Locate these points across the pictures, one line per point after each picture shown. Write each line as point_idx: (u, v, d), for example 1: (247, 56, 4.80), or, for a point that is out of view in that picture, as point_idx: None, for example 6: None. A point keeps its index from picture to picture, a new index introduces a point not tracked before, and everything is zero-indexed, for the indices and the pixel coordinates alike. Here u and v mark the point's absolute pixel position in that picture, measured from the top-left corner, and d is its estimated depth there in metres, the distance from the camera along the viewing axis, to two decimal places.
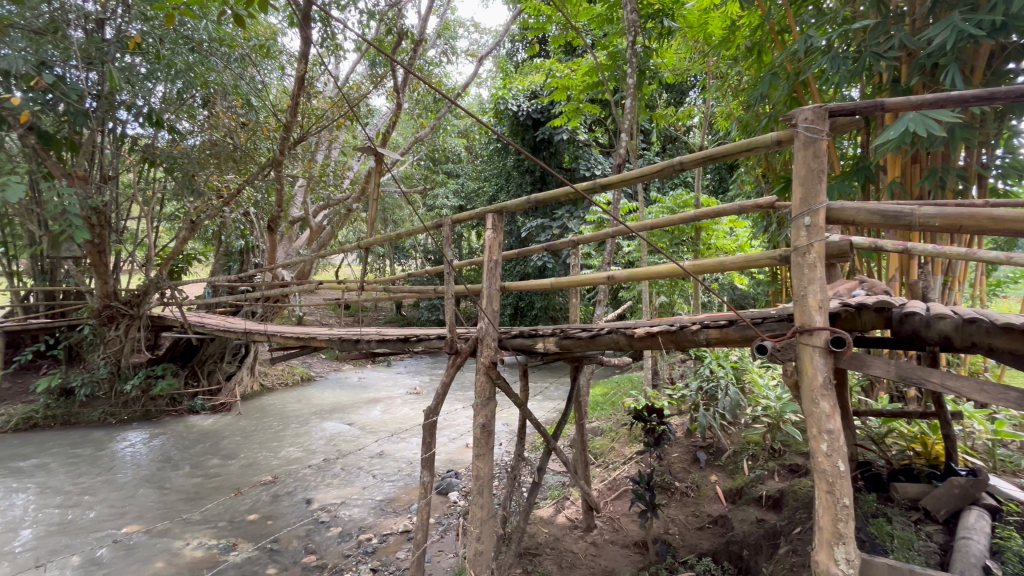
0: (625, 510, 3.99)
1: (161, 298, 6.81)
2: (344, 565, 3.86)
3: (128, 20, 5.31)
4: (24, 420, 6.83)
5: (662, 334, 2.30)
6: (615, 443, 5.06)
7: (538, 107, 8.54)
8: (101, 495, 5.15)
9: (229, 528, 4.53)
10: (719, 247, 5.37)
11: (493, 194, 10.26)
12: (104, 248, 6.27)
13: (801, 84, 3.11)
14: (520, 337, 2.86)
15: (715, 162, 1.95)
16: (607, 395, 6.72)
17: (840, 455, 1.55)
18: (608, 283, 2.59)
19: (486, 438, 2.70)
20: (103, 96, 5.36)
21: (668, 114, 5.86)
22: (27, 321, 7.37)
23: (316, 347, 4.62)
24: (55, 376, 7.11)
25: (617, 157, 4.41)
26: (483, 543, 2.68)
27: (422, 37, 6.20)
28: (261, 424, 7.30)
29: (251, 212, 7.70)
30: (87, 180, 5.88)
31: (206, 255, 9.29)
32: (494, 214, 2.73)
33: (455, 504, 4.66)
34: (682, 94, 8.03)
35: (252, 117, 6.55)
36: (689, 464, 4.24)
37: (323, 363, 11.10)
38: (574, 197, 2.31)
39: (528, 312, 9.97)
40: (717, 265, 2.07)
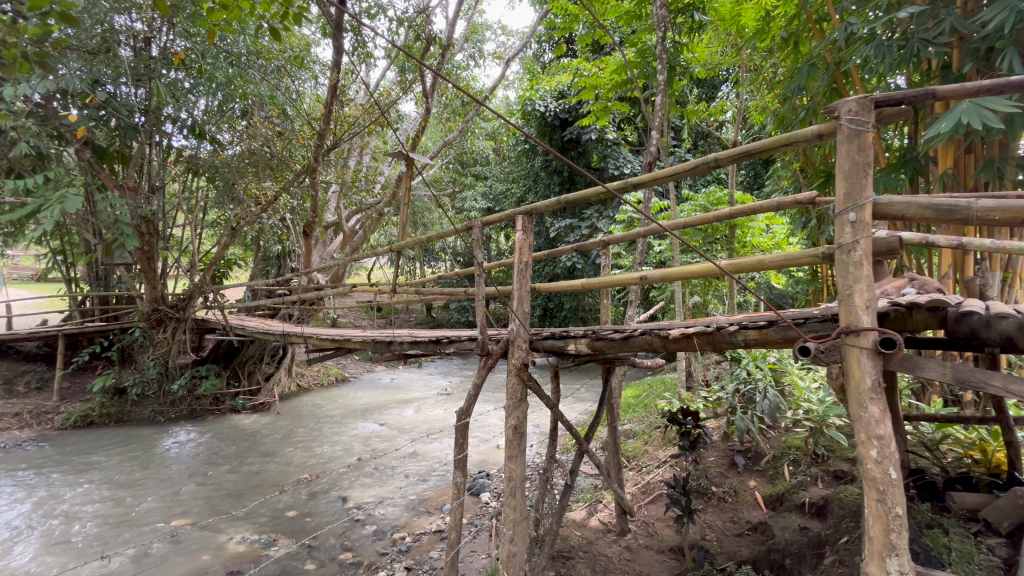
0: (660, 515, 3.91)
1: (204, 301, 7.11)
2: (380, 563, 3.93)
3: (172, 37, 5.57)
4: (82, 418, 7.25)
5: (698, 335, 2.24)
6: (648, 446, 4.98)
7: (566, 107, 8.49)
8: (151, 490, 5.42)
9: (270, 524, 4.69)
10: (755, 245, 5.22)
11: (521, 195, 10.29)
12: (152, 255, 6.61)
13: (842, 74, 2.98)
14: (551, 339, 2.84)
15: (752, 158, 1.89)
16: (639, 397, 6.63)
17: (891, 462, 1.47)
18: (640, 283, 2.53)
19: (518, 440, 2.69)
20: (150, 111, 5.66)
21: (700, 110, 5.73)
22: (84, 324, 7.83)
23: (349, 349, 4.72)
24: (110, 376, 7.54)
25: (648, 155, 4.33)
26: (516, 546, 2.68)
27: (449, 41, 6.28)
28: (299, 424, 7.53)
29: (287, 218, 7.97)
30: (137, 191, 6.19)
31: (246, 260, 9.66)
32: (524, 215, 2.72)
33: (488, 505, 4.69)
34: (713, 88, 7.85)
35: (288, 125, 6.77)
36: (726, 468, 4.12)
37: (357, 364, 11.38)
38: (605, 198, 2.28)
39: (558, 313, 9.95)
40: (754, 265, 2.00)
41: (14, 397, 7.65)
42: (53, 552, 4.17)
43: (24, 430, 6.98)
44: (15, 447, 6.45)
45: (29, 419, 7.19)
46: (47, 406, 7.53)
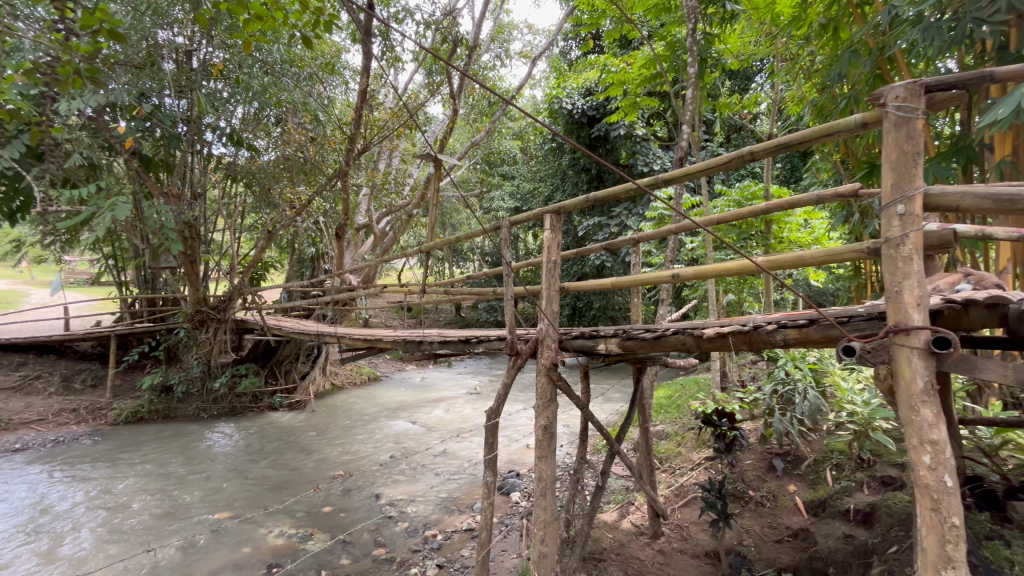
0: (694, 518, 3.82)
1: (243, 302, 7.37)
2: (412, 560, 3.99)
3: (212, 49, 5.80)
4: (132, 414, 7.64)
5: (733, 334, 2.16)
6: (682, 448, 4.87)
7: (593, 104, 8.40)
8: (196, 484, 5.65)
9: (307, 519, 4.82)
10: (792, 240, 5.04)
11: (549, 194, 10.26)
12: (195, 258, 6.90)
13: (886, 60, 2.83)
14: (581, 339, 2.81)
15: (790, 149, 1.82)
16: (671, 398, 6.51)
17: (946, 469, 1.39)
18: (672, 281, 2.47)
19: (548, 441, 2.66)
20: (192, 120, 5.92)
21: (732, 103, 5.58)
22: (133, 325, 8.24)
23: (381, 349, 4.80)
24: (157, 374, 7.92)
25: (679, 150, 4.23)
26: (547, 546, 2.66)
27: (476, 42, 6.30)
28: (333, 422, 7.73)
29: (320, 221, 8.20)
30: (181, 198, 6.51)
31: (281, 262, 9.98)
32: (552, 214, 2.70)
33: (518, 504, 4.69)
34: (747, 80, 7.62)
35: (320, 131, 6.95)
36: (764, 472, 3.99)
37: (388, 363, 11.60)
38: (635, 194, 2.23)
39: (587, 312, 9.88)
40: (794, 261, 1.92)
41: (72, 394, 8.14)
42: (108, 541, 4.40)
43: (81, 424, 7.41)
44: (73, 441, 6.85)
45: (85, 414, 7.64)
46: (102, 402, 7.98)
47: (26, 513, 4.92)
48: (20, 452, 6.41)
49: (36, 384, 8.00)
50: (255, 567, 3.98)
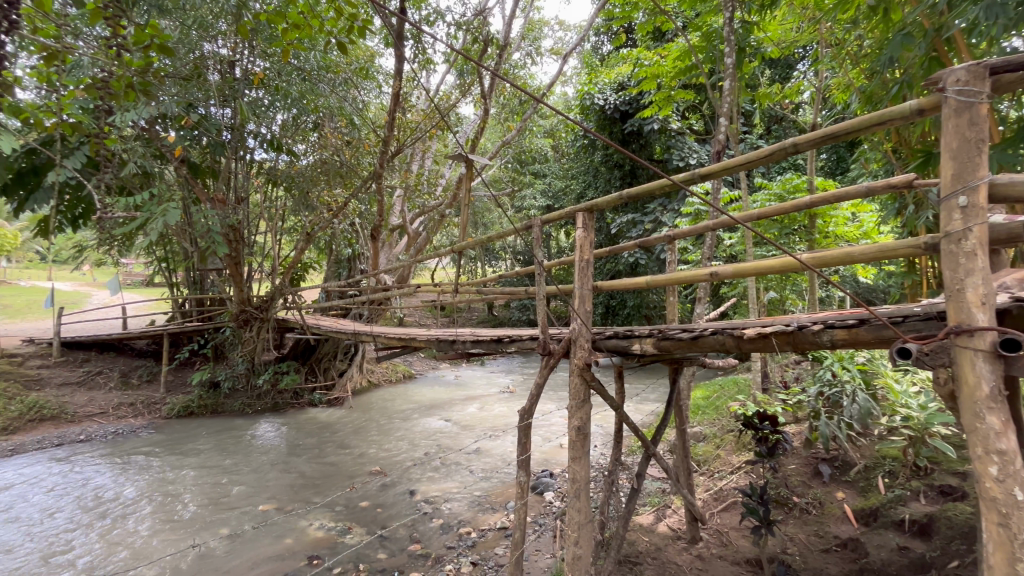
0: (734, 524, 3.70)
1: (284, 302, 7.63)
2: (447, 556, 4.04)
3: (253, 59, 6.01)
4: (184, 409, 8.06)
5: (776, 335, 2.07)
6: (720, 451, 4.74)
7: (626, 98, 8.26)
8: (242, 476, 5.91)
9: (345, 513, 4.96)
10: (839, 235, 4.81)
11: (581, 192, 10.15)
12: (239, 260, 7.21)
13: (943, 41, 2.64)
14: (615, 339, 2.76)
15: (837, 140, 1.72)
16: (708, 399, 6.35)
17: (1016, 481, 1.28)
18: (710, 280, 2.39)
19: (582, 442, 2.63)
20: (236, 128, 6.19)
21: (773, 92, 5.35)
22: (184, 324, 8.69)
23: (415, 347, 4.86)
24: (206, 371, 8.31)
25: (716, 143, 4.09)
26: (581, 548, 2.63)
27: (506, 41, 6.29)
28: (370, 419, 7.92)
29: (356, 223, 8.41)
30: (225, 203, 6.81)
31: (320, 263, 10.30)
32: (585, 212, 2.66)
33: (551, 504, 4.69)
34: (788, 68, 7.31)
35: (356, 134, 7.11)
36: (809, 477, 3.82)
37: (423, 361, 11.81)
38: (670, 191, 2.17)
39: (620, 311, 9.75)
40: (841, 258, 1.82)
41: (130, 388, 8.66)
42: (163, 529, 4.66)
43: (138, 417, 7.88)
44: (131, 433, 7.29)
45: (142, 408, 8.11)
46: (156, 397, 8.45)
47: (89, 500, 5.26)
48: (84, 443, 6.87)
49: (98, 378, 8.56)
50: (297, 558, 4.13)
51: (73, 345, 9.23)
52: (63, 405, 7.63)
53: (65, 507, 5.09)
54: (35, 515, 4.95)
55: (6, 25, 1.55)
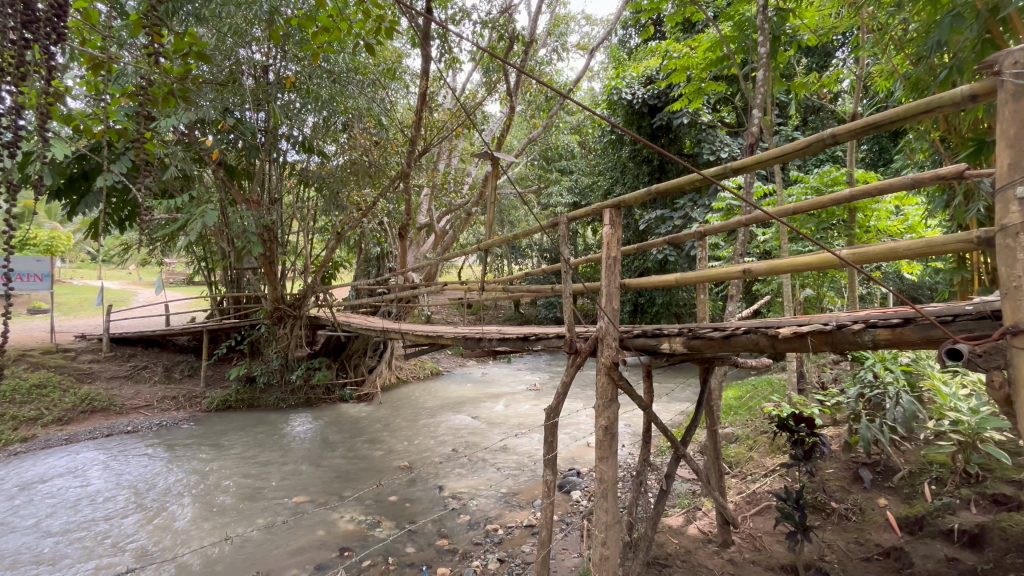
0: (768, 528, 3.58)
1: (316, 300, 7.81)
2: (474, 552, 4.07)
3: (286, 63, 6.14)
4: (222, 403, 8.38)
5: (813, 334, 1.99)
6: (753, 453, 4.61)
7: (655, 92, 8.10)
8: (276, 468, 6.10)
9: (375, 506, 5.06)
10: (881, 229, 4.60)
11: (608, 188, 10.01)
12: (272, 259, 7.44)
13: (998, 22, 2.46)
14: (644, 337, 2.70)
15: (881, 129, 1.63)
16: (740, 399, 6.19)
17: None
18: (743, 277, 2.31)
19: (609, 442, 2.60)
20: (269, 131, 6.37)
21: (809, 81, 5.16)
22: (222, 321, 9.03)
23: (443, 345, 4.90)
24: (243, 366, 8.60)
25: (750, 136, 3.97)
26: (609, 549, 2.60)
27: (532, 37, 6.26)
28: (398, 415, 8.05)
29: (384, 221, 8.56)
30: (260, 204, 7.03)
31: (350, 261, 10.52)
32: (612, 209, 2.61)
33: (578, 503, 4.66)
34: (826, 56, 7.02)
35: (384, 135, 7.22)
36: (849, 482, 3.67)
37: (450, 359, 11.94)
38: (700, 185, 2.11)
39: (648, 309, 9.60)
40: (885, 254, 1.73)
41: (173, 382, 9.06)
42: (203, 517, 4.86)
43: (180, 410, 8.23)
44: (174, 426, 7.62)
45: (184, 401, 8.47)
46: (197, 391, 8.81)
47: (135, 489, 5.52)
48: (131, 434, 7.22)
49: (144, 372, 9.00)
50: (329, 550, 4.23)
51: (121, 341, 9.72)
52: (112, 397, 8.03)
53: (112, 495, 5.35)
54: (85, 501, 5.23)
55: (55, 40, 1.50)
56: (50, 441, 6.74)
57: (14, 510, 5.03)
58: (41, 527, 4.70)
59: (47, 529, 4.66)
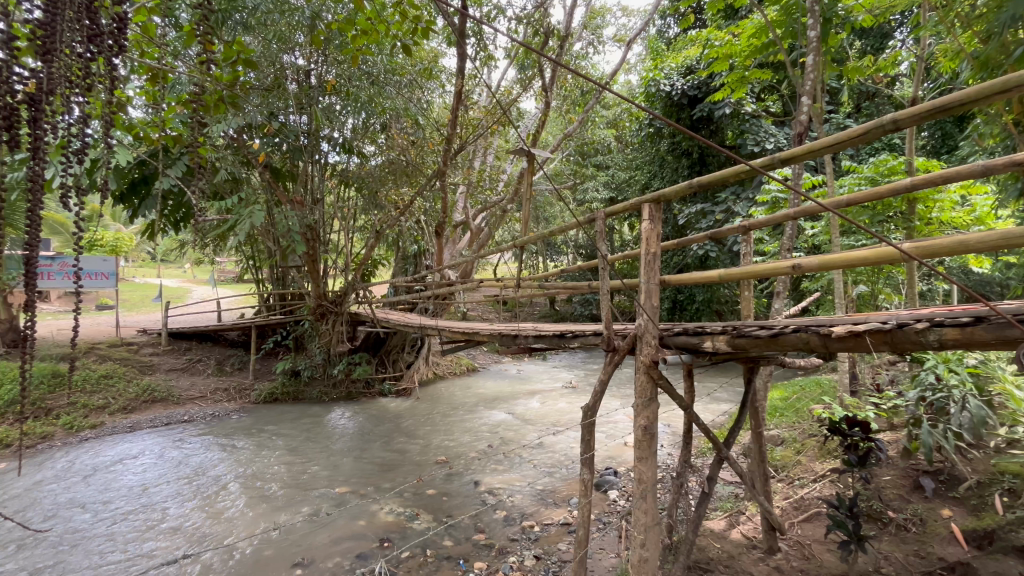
0: (818, 536, 3.42)
1: (357, 297, 8.02)
2: (511, 549, 4.09)
3: (327, 67, 6.30)
4: (270, 395, 8.75)
5: (871, 334, 1.87)
6: (801, 457, 4.41)
7: (695, 83, 7.87)
8: (320, 459, 6.32)
9: (413, 499, 5.16)
10: (944, 221, 4.30)
11: (645, 182, 9.76)
12: (315, 258, 7.67)
13: None
14: (685, 335, 2.62)
15: (949, 113, 1.50)
16: (787, 399, 5.95)
17: None
18: (792, 273, 2.19)
19: (649, 442, 2.54)
20: (312, 133, 6.56)
21: (864, 65, 4.86)
22: (269, 317, 9.42)
23: (479, 342, 4.93)
24: (288, 360, 8.94)
25: (798, 125, 3.78)
26: (648, 551, 2.55)
27: (568, 31, 6.18)
28: (436, 410, 8.18)
29: (421, 220, 8.69)
30: (304, 204, 7.29)
31: (388, 259, 10.75)
32: (651, 203, 2.55)
33: (616, 503, 4.61)
34: (883, 38, 6.60)
35: (420, 134, 7.34)
36: (908, 491, 3.46)
37: (485, 355, 12.08)
38: (745, 177, 2.01)
39: (688, 306, 9.35)
40: (952, 248, 1.61)
41: (224, 374, 9.54)
42: (254, 504, 5.11)
43: (231, 401, 8.66)
44: (225, 416, 8.03)
45: (234, 393, 8.91)
46: (246, 384, 9.24)
47: (191, 475, 5.85)
48: (187, 423, 7.67)
49: (199, 365, 9.53)
50: (370, 539, 4.36)
51: (178, 335, 10.32)
52: (170, 388, 8.54)
53: (170, 481, 5.69)
54: (147, 486, 5.58)
55: (117, 51, 1.57)
56: (116, 429, 7.23)
57: (85, 492, 5.42)
58: (109, 509, 5.05)
59: (114, 510, 5.01)
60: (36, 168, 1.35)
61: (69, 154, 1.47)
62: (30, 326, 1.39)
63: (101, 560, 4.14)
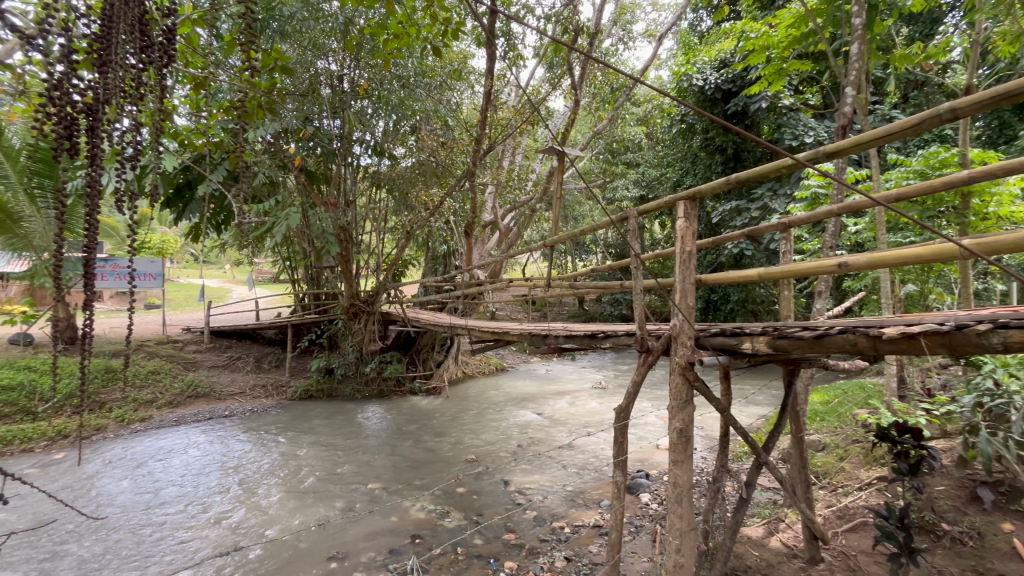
0: (864, 547, 3.27)
1: (388, 297, 8.14)
2: (541, 549, 4.08)
3: (359, 70, 6.41)
4: (305, 392, 9.00)
5: (926, 335, 1.77)
6: (845, 464, 4.24)
7: (729, 76, 7.65)
8: (354, 456, 6.45)
9: (444, 497, 5.21)
10: (1003, 216, 4.04)
11: (677, 180, 9.55)
12: (348, 258, 7.85)
13: None
14: (722, 336, 2.55)
15: (1013, 100, 1.39)
16: (828, 403, 5.72)
17: None
18: (837, 271, 2.09)
19: (684, 445, 2.48)
20: (344, 137, 6.71)
21: (914, 52, 4.59)
22: (304, 316, 9.68)
23: (509, 342, 4.93)
24: (323, 358, 9.17)
25: (842, 117, 3.61)
26: (683, 557, 2.49)
27: (598, 28, 6.11)
28: (465, 409, 8.24)
29: (451, 220, 8.77)
30: (337, 206, 7.47)
31: (418, 259, 10.90)
32: (686, 200, 2.49)
33: (648, 506, 4.54)
34: (933, 23, 6.25)
35: (450, 135, 7.40)
36: (964, 503, 3.27)
37: (514, 355, 12.10)
38: (787, 171, 1.93)
39: (722, 306, 9.11)
40: (1019, 244, 1.50)
41: (262, 372, 9.88)
42: (290, 498, 5.27)
43: (269, 398, 8.96)
44: (263, 412, 8.31)
45: (272, 390, 9.22)
46: (283, 380, 9.55)
47: (232, 468, 6.08)
48: (228, 418, 7.98)
49: (239, 363, 9.91)
50: (402, 535, 4.43)
51: (219, 333, 10.74)
52: (212, 384, 8.90)
53: (213, 473, 5.92)
54: (191, 477, 5.84)
55: (166, 63, 1.65)
56: (163, 422, 7.57)
57: (135, 482, 5.69)
58: (156, 499, 5.29)
59: (161, 500, 5.25)
60: (93, 175, 1.42)
61: (123, 162, 1.54)
62: (88, 324, 1.47)
63: (148, 547, 4.34)
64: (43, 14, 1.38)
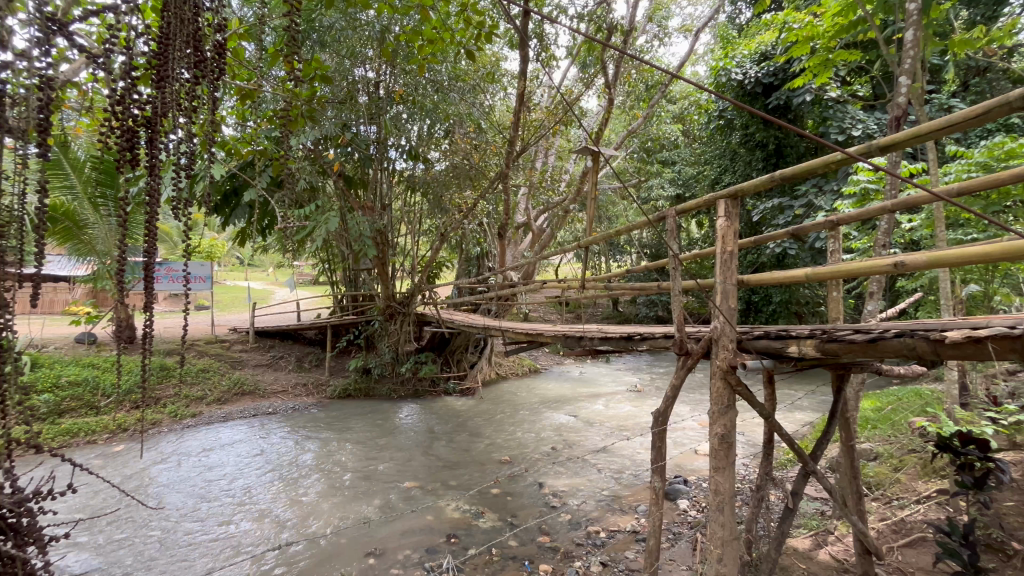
0: (923, 564, 3.08)
1: (422, 298, 8.27)
2: (576, 553, 4.04)
3: (393, 77, 6.53)
4: (344, 391, 9.25)
5: (994, 340, 1.64)
6: (900, 475, 4.01)
7: (770, 69, 7.38)
8: (390, 454, 6.58)
9: (479, 497, 5.24)
10: None
11: (715, 177, 9.28)
12: (385, 261, 8.03)
13: None
14: (766, 339, 2.45)
15: None
16: (881, 410, 5.43)
17: None
18: (893, 271, 1.96)
19: (726, 451, 2.39)
20: (380, 142, 6.86)
21: (976, 35, 4.29)
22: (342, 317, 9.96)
23: (543, 343, 4.90)
24: (360, 358, 9.40)
25: (895, 108, 3.41)
26: (726, 567, 2.41)
27: (632, 24, 5.99)
28: (499, 410, 8.27)
29: (484, 222, 8.84)
30: (374, 210, 7.65)
31: (452, 261, 11.04)
32: (727, 199, 2.40)
33: (686, 512, 4.43)
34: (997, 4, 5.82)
35: (483, 138, 7.44)
36: None
37: (547, 357, 12.05)
38: (836, 166, 1.83)
39: (763, 307, 8.80)
40: None
41: (303, 371, 10.22)
42: (330, 493, 5.43)
43: (310, 396, 9.26)
44: (305, 410, 8.60)
45: (312, 388, 9.53)
46: (323, 380, 9.85)
47: (275, 463, 6.32)
48: (272, 415, 8.30)
49: (281, 362, 10.28)
50: (437, 534, 4.48)
51: (263, 333, 11.19)
52: (257, 382, 9.28)
53: (257, 468, 6.18)
54: (238, 471, 6.11)
55: (218, 76, 1.74)
56: (212, 418, 7.95)
57: (188, 474, 6.01)
58: (207, 491, 5.56)
59: (210, 492, 5.52)
60: (153, 182, 1.50)
61: (178, 170, 1.62)
62: (148, 325, 1.55)
63: (200, 536, 4.58)
64: (108, 34, 1.47)
